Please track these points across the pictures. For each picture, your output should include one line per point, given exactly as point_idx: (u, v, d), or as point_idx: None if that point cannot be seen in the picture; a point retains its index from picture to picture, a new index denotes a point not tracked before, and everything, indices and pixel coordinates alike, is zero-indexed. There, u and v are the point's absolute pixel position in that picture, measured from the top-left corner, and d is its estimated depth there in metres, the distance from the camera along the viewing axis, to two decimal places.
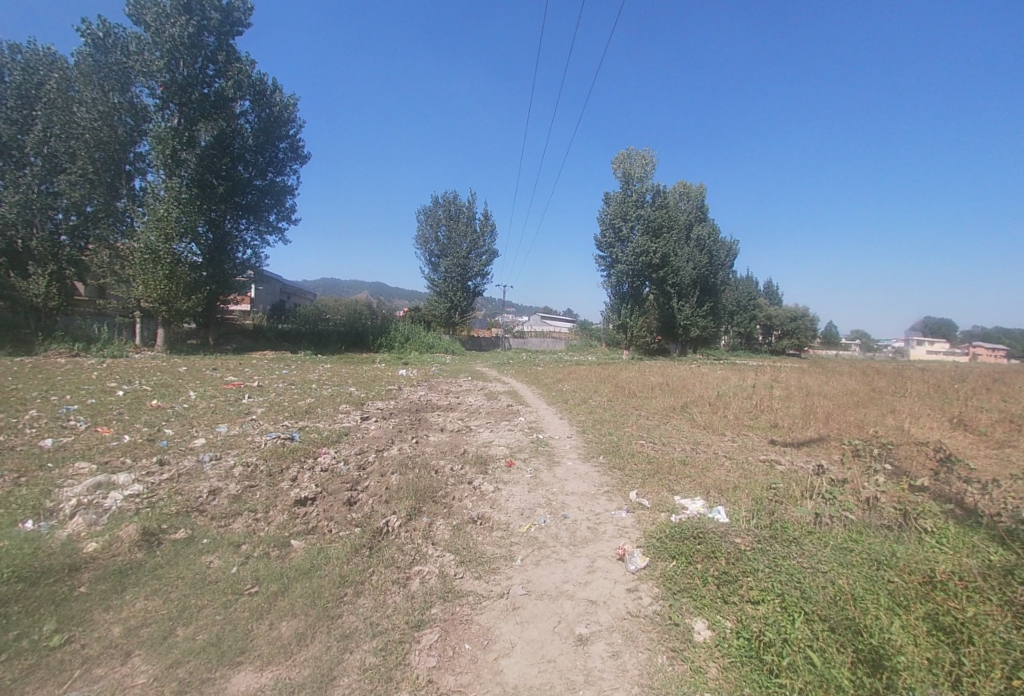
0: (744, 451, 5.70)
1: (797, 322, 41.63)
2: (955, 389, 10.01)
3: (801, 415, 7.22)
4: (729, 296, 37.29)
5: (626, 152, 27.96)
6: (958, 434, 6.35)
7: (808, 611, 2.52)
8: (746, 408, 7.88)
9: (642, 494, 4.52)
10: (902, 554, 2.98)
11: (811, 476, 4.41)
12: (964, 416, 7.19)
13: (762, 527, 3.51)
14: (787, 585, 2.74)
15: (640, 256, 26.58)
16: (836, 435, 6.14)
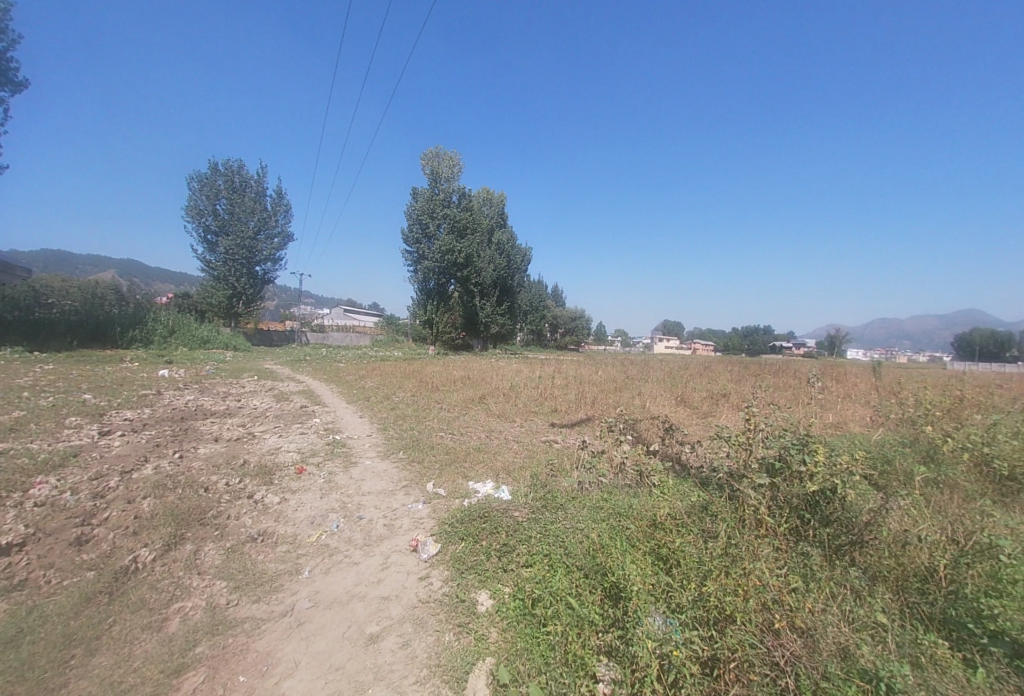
0: (529, 434, 6.38)
1: (577, 323, 49.20)
2: (681, 375, 12.97)
3: (575, 400, 8.43)
4: (526, 296, 41.17)
5: (434, 150, 28.38)
6: (680, 409, 8.25)
7: (568, 564, 2.97)
8: (533, 397, 8.84)
9: (438, 484, 4.67)
10: (637, 505, 3.72)
11: (577, 450, 5.20)
12: (685, 395, 9.38)
13: (536, 499, 4.00)
14: (554, 545, 3.18)
15: (446, 254, 27.49)
16: (600, 415, 7.35)
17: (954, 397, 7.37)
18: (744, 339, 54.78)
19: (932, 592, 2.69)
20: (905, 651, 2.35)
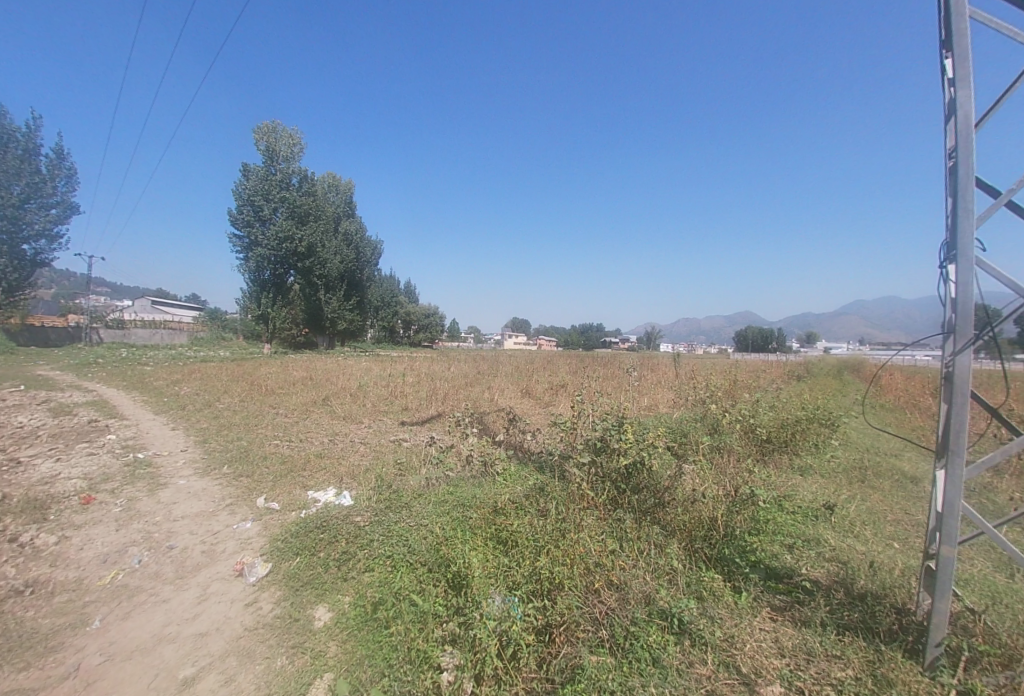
0: (377, 435, 6.18)
1: (430, 319, 48.94)
2: (527, 368, 13.80)
3: (426, 397, 8.41)
4: (377, 291, 39.53)
5: (270, 124, 25.62)
6: (525, 401, 8.79)
7: (412, 561, 2.99)
8: (382, 396, 8.57)
9: (271, 498, 4.26)
10: (480, 494, 3.88)
11: (425, 448, 5.20)
12: (529, 388, 10.03)
13: (380, 501, 3.91)
14: (397, 546, 3.17)
15: (284, 241, 24.88)
16: (449, 411, 7.45)
17: (732, 380, 9.17)
18: (582, 336, 60.48)
19: (711, 537, 3.31)
20: (692, 588, 2.85)
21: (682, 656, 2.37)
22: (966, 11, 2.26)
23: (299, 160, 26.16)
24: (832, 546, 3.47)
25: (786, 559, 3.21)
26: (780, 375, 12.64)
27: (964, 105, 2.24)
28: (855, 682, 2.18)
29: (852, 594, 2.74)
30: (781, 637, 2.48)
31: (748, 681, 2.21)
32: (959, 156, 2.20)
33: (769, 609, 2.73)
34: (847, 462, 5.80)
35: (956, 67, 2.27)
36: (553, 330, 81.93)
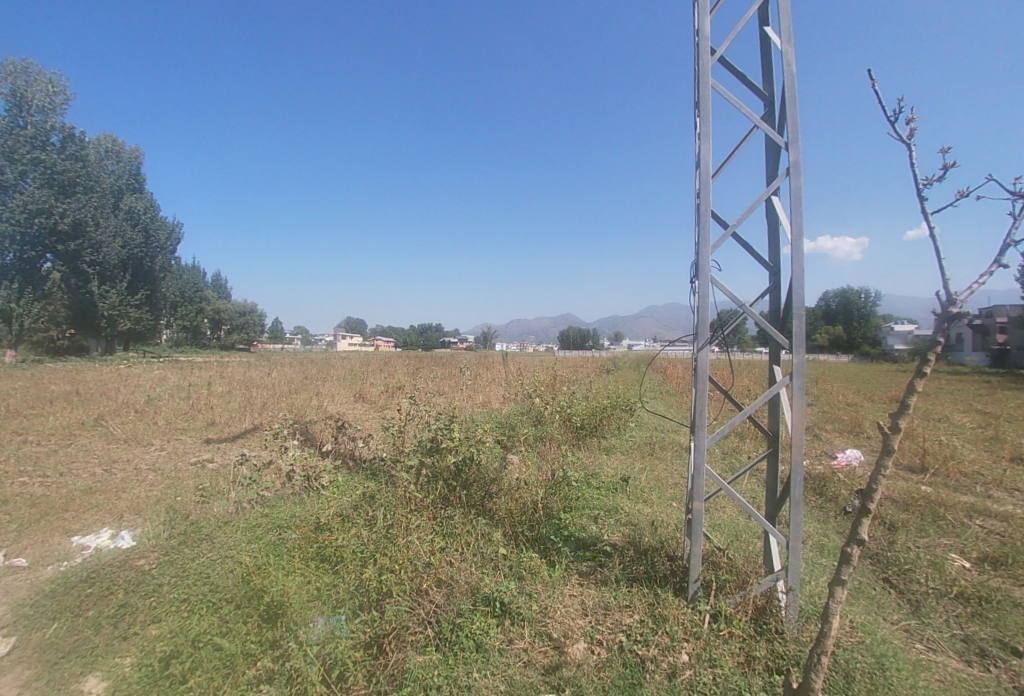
0: (173, 457, 5.27)
1: (246, 318, 43.29)
2: (360, 371, 13.17)
3: (238, 408, 7.44)
4: (174, 284, 33.41)
5: (18, 61, 19.70)
6: (357, 406, 8.42)
7: (215, 601, 2.64)
8: (181, 410, 7.31)
9: (15, 553, 3.33)
10: (300, 513, 3.61)
11: (236, 467, 4.63)
12: (362, 391, 9.62)
13: (174, 537, 3.36)
14: (195, 587, 2.76)
15: (35, 215, 19.39)
16: (268, 421, 6.73)
17: (554, 375, 10.15)
18: (419, 336, 60.12)
19: (531, 520, 3.62)
20: (513, 569, 3.09)
21: (503, 635, 2.56)
22: (708, 84, 2.91)
23: (63, 114, 20.69)
24: (627, 513, 4.10)
25: (592, 529, 3.69)
26: (594, 369, 14.40)
27: (707, 157, 2.88)
28: (640, 624, 2.62)
29: (639, 550, 3.28)
30: (585, 599, 2.85)
31: (558, 644, 2.50)
32: (702, 195, 2.83)
33: (577, 575, 3.10)
34: (640, 439, 6.92)
35: (702, 125, 2.91)
36: (389, 330, 79.61)
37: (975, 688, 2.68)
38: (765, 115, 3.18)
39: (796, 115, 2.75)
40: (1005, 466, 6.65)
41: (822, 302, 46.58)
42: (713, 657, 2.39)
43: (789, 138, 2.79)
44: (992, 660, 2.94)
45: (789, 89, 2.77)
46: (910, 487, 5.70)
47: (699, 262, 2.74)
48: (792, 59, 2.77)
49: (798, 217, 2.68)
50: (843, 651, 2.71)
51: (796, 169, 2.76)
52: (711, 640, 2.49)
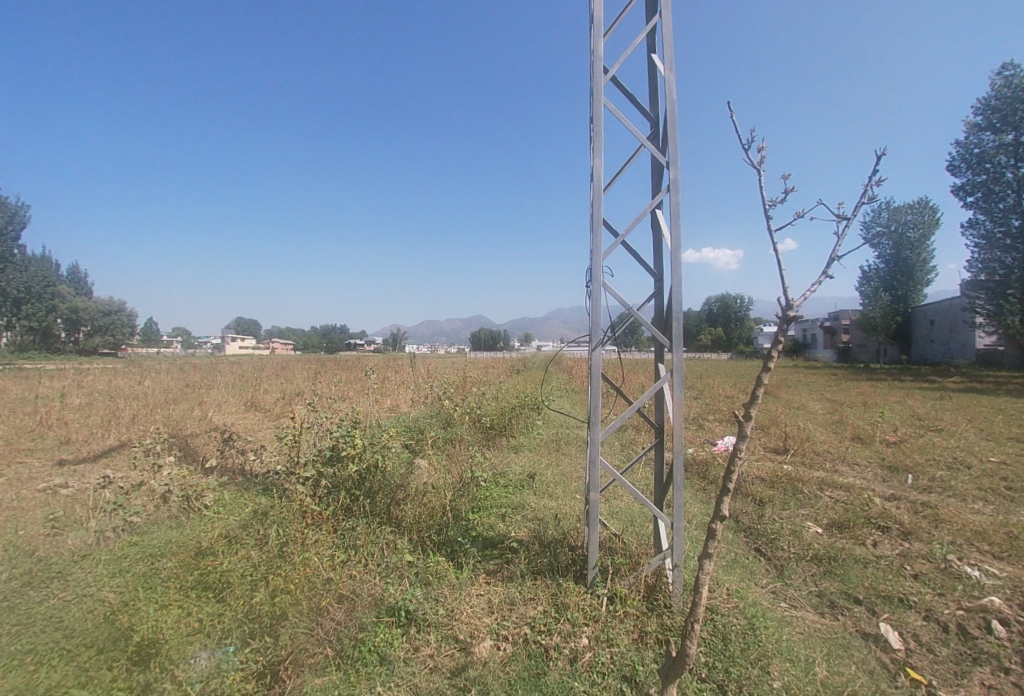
0: (14, 485, 4.47)
1: (113, 319, 37.85)
2: (253, 377, 12.11)
3: (101, 423, 6.50)
4: (15, 279, 28.27)
5: None
6: (249, 415, 7.75)
7: (70, 648, 2.31)
8: (23, 428, 6.21)
9: None
10: (178, 537, 3.25)
11: (98, 491, 4.05)
12: (255, 399, 8.88)
13: (14, 579, 2.87)
14: (44, 635, 2.39)
15: None
16: (140, 436, 5.96)
17: (464, 376, 10.14)
18: (321, 338, 56.85)
19: (439, 524, 3.59)
20: (419, 576, 3.05)
21: (408, 643, 2.52)
22: (601, 101, 3.10)
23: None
24: (533, 508, 4.22)
25: (499, 527, 3.74)
26: (504, 370, 14.62)
27: (600, 169, 3.06)
28: (543, 615, 2.72)
29: (543, 543, 3.40)
30: (491, 597, 2.89)
31: (465, 645, 2.51)
32: (595, 205, 3.01)
33: (484, 574, 3.13)
34: (547, 436, 7.16)
35: (595, 139, 3.10)
36: (288, 332, 74.28)
37: (825, 634, 3.14)
38: (652, 135, 3.46)
39: (676, 137, 3.03)
40: (847, 444, 7.88)
41: (707, 306, 51.64)
42: (610, 638, 2.55)
43: (670, 157, 3.06)
44: (837, 608, 3.47)
45: (670, 113, 3.05)
46: (775, 467, 6.52)
47: (592, 268, 2.91)
48: (673, 86, 3.04)
49: (677, 230, 2.96)
50: (721, 617, 3.03)
51: (676, 186, 3.03)
52: (609, 621, 2.66)
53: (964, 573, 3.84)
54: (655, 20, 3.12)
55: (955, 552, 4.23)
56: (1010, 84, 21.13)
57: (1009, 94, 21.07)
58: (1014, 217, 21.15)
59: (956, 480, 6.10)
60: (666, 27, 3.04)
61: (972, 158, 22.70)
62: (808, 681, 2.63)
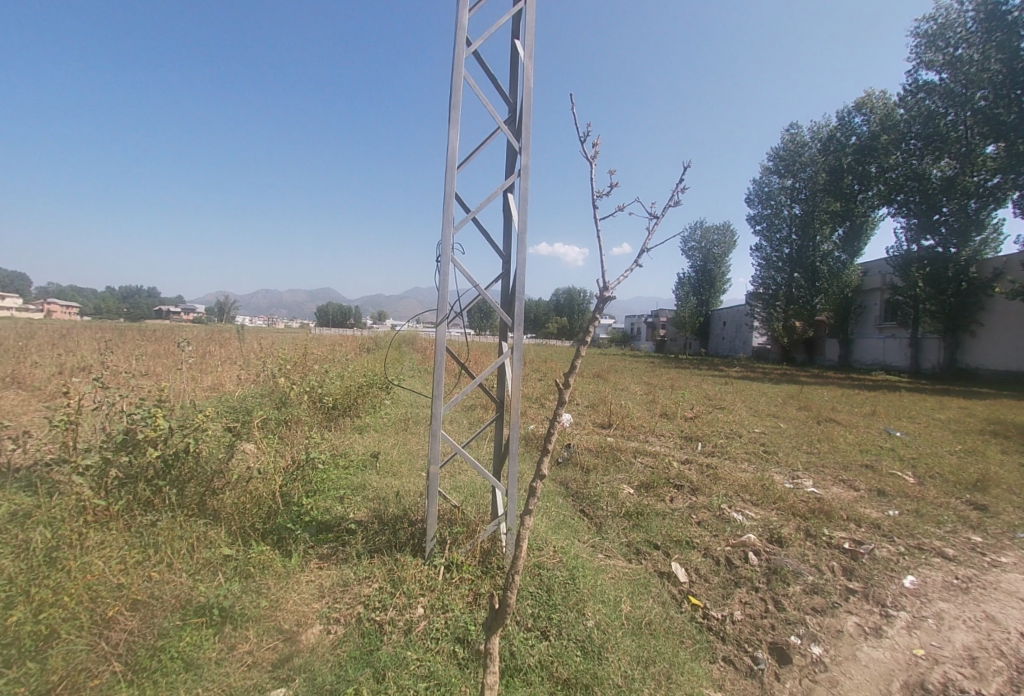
0: None
1: None
2: (12, 347, 9.41)
3: None
4: None
5: None
6: (8, 395, 6.08)
7: None
8: None
9: None
10: None
11: None
12: (17, 374, 6.96)
13: None
14: None
15: None
16: None
17: (305, 353, 9.33)
18: (121, 304, 46.92)
19: (266, 513, 3.29)
20: (237, 569, 2.74)
21: (222, 642, 2.27)
22: (461, 74, 3.07)
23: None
24: (373, 487, 4.12)
25: (337, 510, 3.58)
26: (352, 348, 13.82)
27: (455, 144, 3.05)
28: (378, 591, 2.70)
29: (382, 521, 3.34)
30: (322, 581, 2.75)
31: (290, 635, 2.35)
32: (448, 178, 2.98)
33: (316, 559, 2.97)
34: (394, 416, 7.02)
35: (453, 112, 3.06)
36: (71, 295, 59.71)
37: (631, 576, 3.69)
38: (510, 120, 3.54)
39: (529, 125, 3.15)
40: (656, 419, 9.27)
41: (554, 298, 55.73)
42: (445, 604, 2.65)
43: (523, 144, 3.17)
44: (641, 554, 4.09)
45: (526, 101, 3.16)
46: (601, 439, 7.37)
47: (442, 241, 2.90)
48: (530, 75, 3.15)
49: (524, 215, 3.10)
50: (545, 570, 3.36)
51: (526, 172, 3.16)
52: (444, 589, 2.76)
53: (731, 517, 4.85)
54: (521, 5, 3.17)
55: (726, 501, 5.32)
56: (792, 140, 26.60)
57: (792, 149, 26.48)
58: (785, 246, 27.03)
59: (731, 447, 7.64)
60: (530, 16, 3.11)
61: (763, 195, 28.23)
62: (615, 616, 3.06)
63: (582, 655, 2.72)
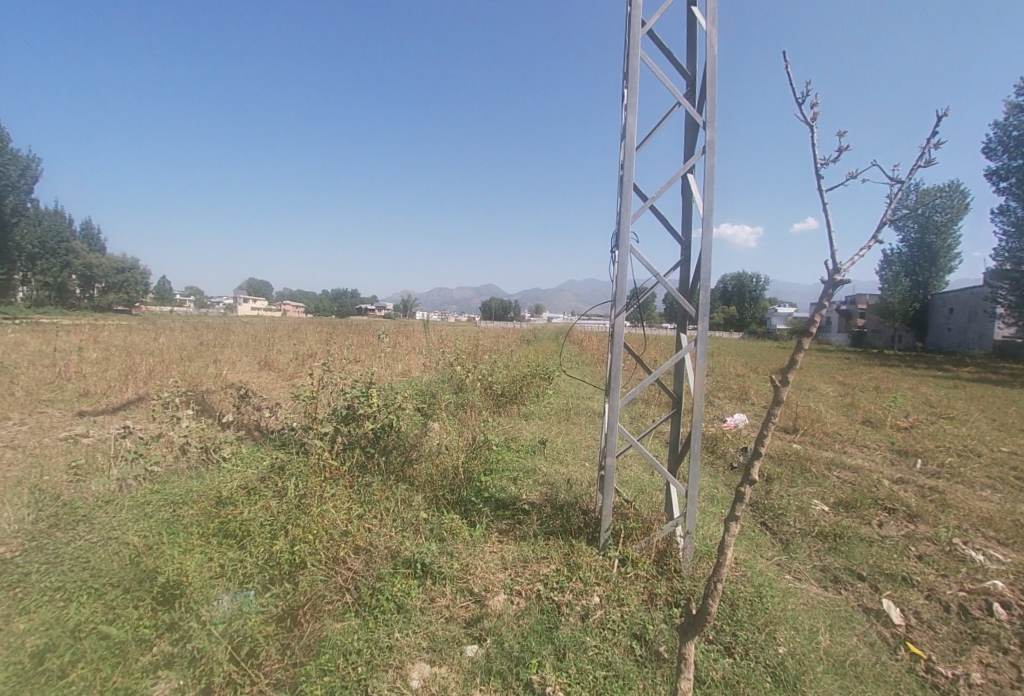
0: (35, 434, 4.97)
1: (127, 277, 37.46)
2: (264, 338, 12.19)
3: (119, 377, 6.98)
4: (39, 235, 28.32)
5: None
6: (263, 374, 7.90)
7: (99, 587, 2.48)
8: (42, 380, 6.79)
9: None
10: (197, 487, 3.37)
11: (116, 441, 4.21)
12: (268, 359, 9.00)
13: (42, 520, 3.09)
14: (71, 573, 2.57)
15: None
16: (154, 392, 6.40)
17: (475, 344, 10.15)
18: (333, 304, 57.10)
19: (451, 484, 3.66)
20: (433, 531, 3.11)
21: (424, 594, 2.59)
22: (637, 55, 2.96)
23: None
24: (543, 472, 4.27)
25: (511, 489, 3.79)
26: (514, 339, 14.61)
27: (632, 128, 2.96)
28: (556, 573, 2.77)
29: (555, 506, 3.43)
30: (504, 554, 2.94)
31: (480, 598, 2.58)
32: (624, 163, 2.91)
33: (497, 533, 3.19)
34: (556, 405, 7.22)
35: (629, 96, 2.97)
36: (297, 297, 74.57)
37: (828, 606, 3.18)
38: (689, 93, 3.31)
39: (714, 96, 2.88)
40: (857, 427, 7.85)
41: (720, 287, 51.16)
42: (620, 597, 2.61)
43: (707, 117, 2.92)
44: (840, 583, 3.50)
45: (710, 70, 2.90)
46: (783, 445, 6.52)
47: (619, 231, 2.84)
48: (714, 41, 2.89)
49: (709, 196, 2.86)
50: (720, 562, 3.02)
51: (712, 147, 2.91)
52: (619, 582, 2.72)
53: (969, 557, 3.84)
54: None
55: (960, 536, 4.24)
56: None
57: None
58: None
59: (964, 467, 6.08)
60: None
61: (1010, 142, 21.61)
62: (812, 648, 2.66)
63: (772, 682, 2.43)
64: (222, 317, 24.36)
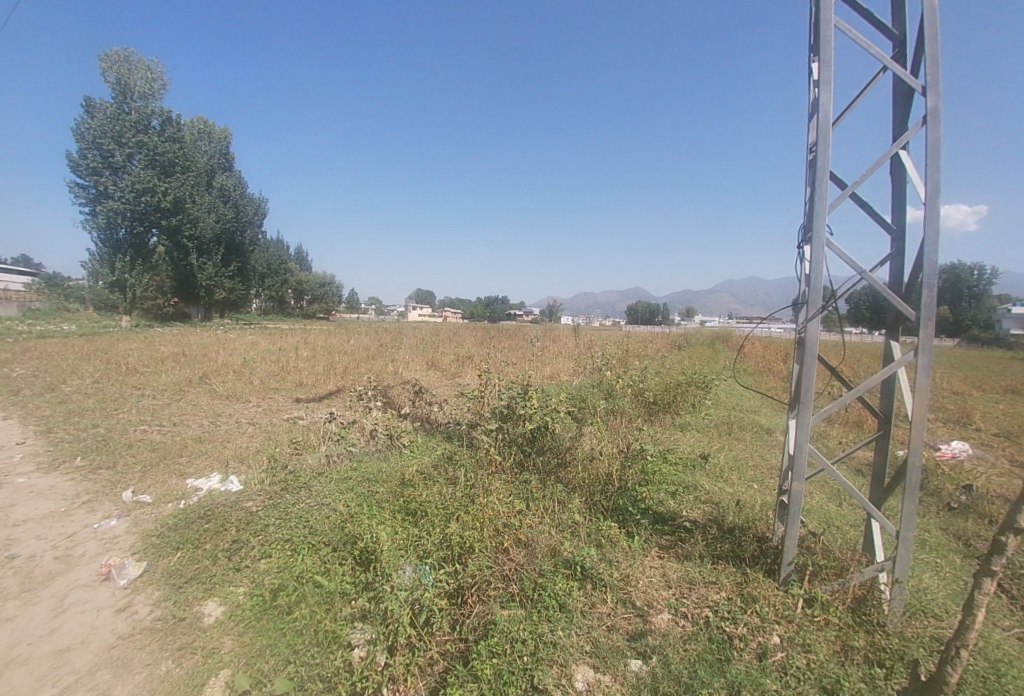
0: (267, 415, 6.25)
1: (326, 289, 44.91)
2: (430, 340, 13.57)
3: (322, 372, 8.42)
4: (267, 258, 35.54)
5: (122, 52, 20.90)
6: (430, 373, 8.78)
7: (315, 542, 3.01)
8: (271, 372, 8.51)
9: (142, 491, 4.09)
10: (386, 468, 3.89)
11: (324, 423, 5.07)
12: (435, 359, 9.98)
13: (275, 483, 3.87)
14: (297, 529, 3.17)
15: (142, 193, 20.40)
16: (347, 386, 7.57)
17: (625, 350, 9.92)
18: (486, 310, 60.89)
19: (607, 491, 3.61)
20: (591, 536, 3.10)
21: (585, 598, 2.59)
22: (832, 22, 2.58)
23: (161, 99, 21.73)
24: (706, 490, 3.96)
25: (670, 504, 3.60)
26: (664, 345, 13.92)
27: (826, 106, 2.59)
28: (728, 602, 2.54)
29: (722, 528, 3.17)
30: (667, 571, 2.80)
31: (642, 612, 2.49)
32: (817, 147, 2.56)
33: (657, 547, 3.05)
34: (717, 417, 6.66)
35: (822, 71, 2.61)
36: (454, 303, 81.30)
37: None
38: (899, 53, 2.78)
39: (938, 53, 2.37)
40: None
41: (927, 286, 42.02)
42: (807, 643, 2.28)
43: (928, 80, 2.42)
44: None
45: (931, 22, 2.40)
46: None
47: (812, 227, 2.51)
48: None
49: (934, 173, 2.36)
50: (937, 622, 2.46)
51: (936, 116, 2.40)
52: (805, 624, 2.39)
53: None
54: None
55: None
56: None
57: None
58: None
59: None
60: None
61: None
62: None
63: None
64: (395, 322, 27.73)
